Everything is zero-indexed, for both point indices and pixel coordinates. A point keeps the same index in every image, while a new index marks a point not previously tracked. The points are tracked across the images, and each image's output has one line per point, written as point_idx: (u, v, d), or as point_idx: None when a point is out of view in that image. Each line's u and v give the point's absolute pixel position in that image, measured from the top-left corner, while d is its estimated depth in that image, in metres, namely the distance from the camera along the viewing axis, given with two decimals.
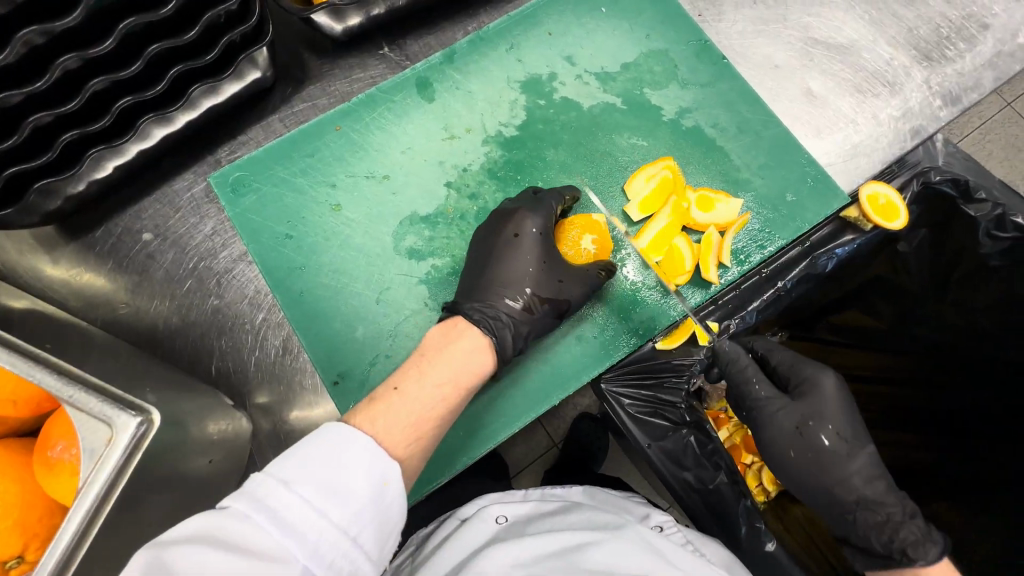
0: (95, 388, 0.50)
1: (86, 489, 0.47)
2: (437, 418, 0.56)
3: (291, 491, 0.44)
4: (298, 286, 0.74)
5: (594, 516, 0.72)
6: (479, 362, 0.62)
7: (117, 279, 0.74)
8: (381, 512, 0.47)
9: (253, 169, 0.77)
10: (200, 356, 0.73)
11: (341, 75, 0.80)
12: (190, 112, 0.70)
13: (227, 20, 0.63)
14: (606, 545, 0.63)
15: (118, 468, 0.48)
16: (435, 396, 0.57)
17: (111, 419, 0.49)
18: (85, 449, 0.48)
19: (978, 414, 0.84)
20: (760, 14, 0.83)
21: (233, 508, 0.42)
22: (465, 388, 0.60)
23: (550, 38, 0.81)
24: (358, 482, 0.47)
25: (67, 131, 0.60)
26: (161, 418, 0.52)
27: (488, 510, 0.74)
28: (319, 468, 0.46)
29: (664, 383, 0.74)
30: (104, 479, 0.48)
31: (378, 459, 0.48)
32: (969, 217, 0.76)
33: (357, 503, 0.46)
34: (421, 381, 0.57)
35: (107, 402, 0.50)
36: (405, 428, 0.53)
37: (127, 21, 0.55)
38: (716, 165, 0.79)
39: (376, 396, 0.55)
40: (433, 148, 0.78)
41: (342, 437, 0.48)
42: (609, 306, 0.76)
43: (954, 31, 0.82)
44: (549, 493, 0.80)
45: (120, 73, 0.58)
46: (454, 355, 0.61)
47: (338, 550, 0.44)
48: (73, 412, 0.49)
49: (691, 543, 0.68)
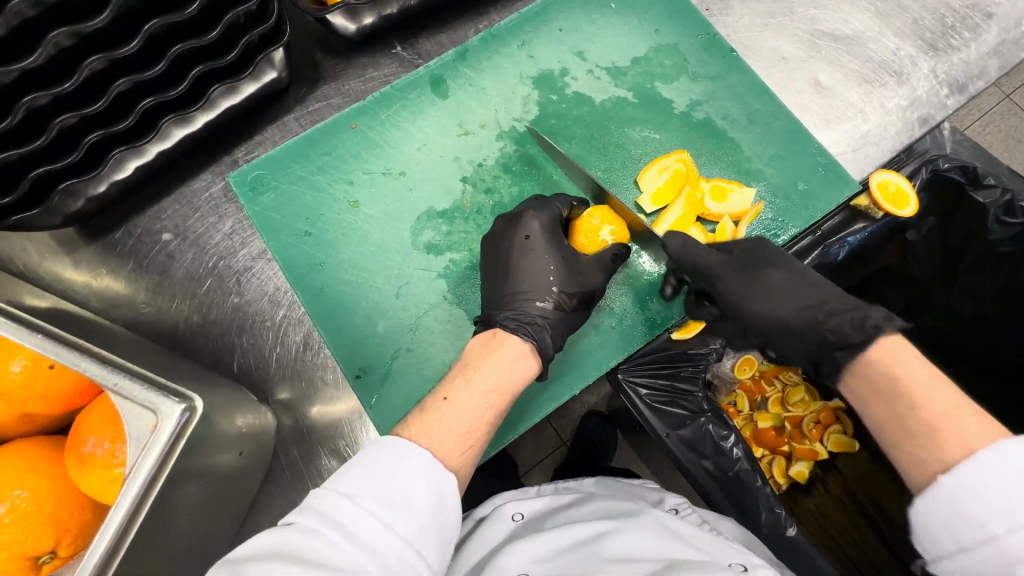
0: (138, 377, 0.51)
1: (134, 474, 0.49)
2: (485, 426, 0.56)
3: (355, 505, 0.44)
4: (318, 282, 0.75)
5: (608, 504, 0.72)
6: (523, 368, 0.62)
7: (137, 279, 0.75)
8: (440, 523, 0.48)
9: (272, 168, 0.78)
10: (222, 353, 0.74)
11: (355, 75, 0.81)
12: (209, 112, 0.71)
13: (247, 20, 0.64)
14: (625, 533, 0.64)
15: (161, 455, 0.50)
16: (484, 403, 0.57)
17: (156, 406, 0.51)
18: (132, 435, 0.50)
19: (988, 405, 0.87)
20: (766, 7, 0.84)
21: (298, 523, 0.43)
22: (510, 395, 0.60)
23: (561, 34, 0.82)
24: (417, 493, 0.47)
25: (91, 132, 0.61)
26: (203, 405, 0.54)
27: (503, 508, 0.75)
28: (380, 482, 0.47)
29: (681, 372, 0.75)
30: (151, 464, 0.49)
31: (434, 472, 0.49)
32: (979, 204, 0.77)
33: (417, 515, 0.46)
34: (468, 389, 0.58)
35: (151, 389, 0.51)
36: (458, 436, 0.54)
37: (153, 21, 0.56)
38: (727, 156, 0.80)
39: (426, 408, 0.55)
40: (448, 144, 0.78)
41: (399, 448, 0.50)
42: (626, 297, 0.77)
43: (959, 21, 0.83)
44: (563, 486, 0.82)
45: (144, 74, 0.59)
46: (499, 364, 0.61)
47: (404, 563, 0.44)
48: (117, 399, 0.50)
49: (707, 522, 0.69)
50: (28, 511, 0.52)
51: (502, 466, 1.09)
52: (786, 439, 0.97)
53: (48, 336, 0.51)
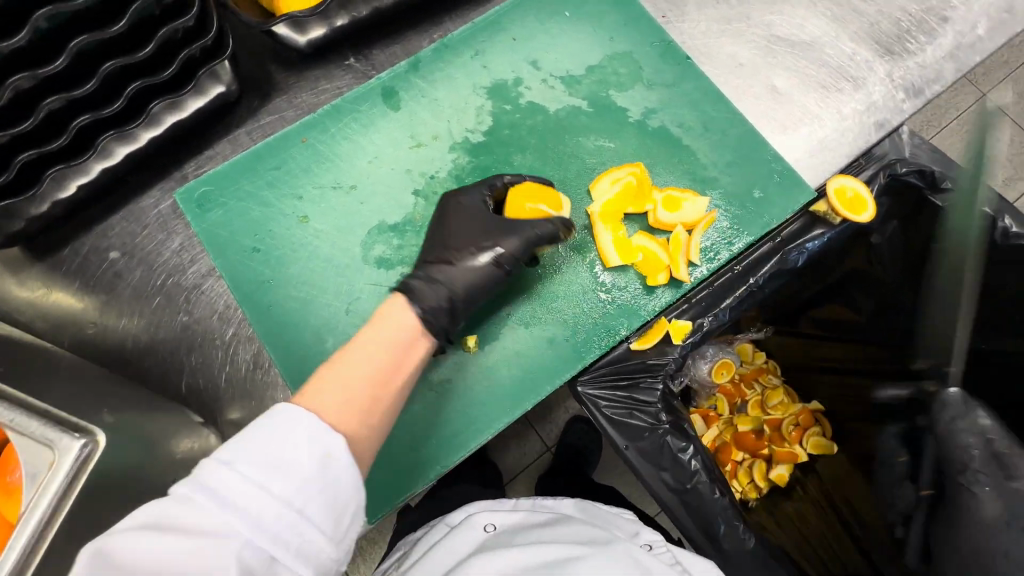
0: (36, 414, 0.51)
1: (28, 514, 0.48)
2: (376, 385, 0.55)
3: (232, 472, 0.45)
4: (265, 300, 0.74)
5: (583, 530, 0.71)
6: (420, 331, 0.62)
7: (85, 298, 0.73)
8: (325, 480, 0.47)
9: (220, 184, 0.77)
10: (171, 373, 0.72)
11: (307, 87, 0.80)
12: (153, 129, 0.70)
13: (185, 35, 0.63)
14: (591, 560, 0.63)
15: (59, 494, 0.49)
16: (369, 363, 0.56)
17: (53, 443, 0.50)
18: (28, 473, 0.50)
19: None
20: (723, 13, 0.83)
21: (177, 493, 0.44)
22: (397, 352, 0.59)
23: (515, 43, 0.81)
24: (301, 456, 0.47)
25: (24, 152, 0.60)
26: (107, 439, 0.53)
27: (475, 518, 0.74)
28: (263, 449, 0.47)
29: (640, 384, 0.74)
30: (47, 505, 0.48)
31: (322, 436, 0.48)
32: (937, 207, 0.78)
33: (297, 476, 0.46)
34: (363, 351, 0.57)
35: (49, 425, 0.50)
36: (345, 400, 0.53)
37: (80, 39, 0.55)
38: (683, 164, 0.79)
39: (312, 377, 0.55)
40: (400, 156, 0.78)
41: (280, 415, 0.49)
42: (579, 310, 0.75)
43: (914, 25, 0.82)
44: (540, 504, 0.79)
45: (73, 92, 0.58)
46: (387, 325, 0.61)
47: (282, 522, 0.45)
48: (14, 437, 0.50)
49: (679, 564, 0.68)
50: None
51: (479, 477, 1.08)
52: (766, 442, 0.98)
53: None
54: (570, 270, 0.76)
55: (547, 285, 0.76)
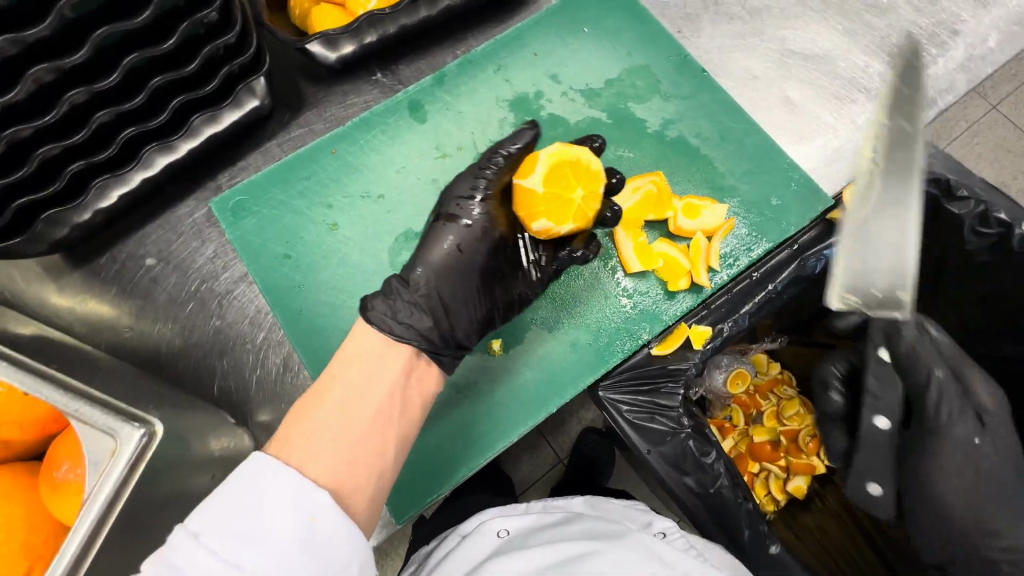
0: (100, 404, 0.52)
1: (91, 502, 0.49)
2: (355, 432, 0.55)
3: (199, 547, 0.45)
4: (296, 304, 0.76)
5: (594, 525, 0.71)
6: (397, 360, 0.62)
7: (121, 303, 0.76)
8: (309, 546, 0.47)
9: (253, 193, 0.79)
10: (203, 376, 0.74)
11: (336, 101, 0.83)
12: (191, 139, 0.73)
13: (227, 52, 0.66)
14: (607, 555, 0.63)
15: (120, 481, 0.50)
16: (341, 410, 0.55)
17: (115, 431, 0.50)
18: (90, 460, 0.50)
19: None
20: (736, 28, 0.86)
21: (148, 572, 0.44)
22: (372, 391, 0.58)
23: (536, 58, 0.84)
24: (281, 522, 0.47)
25: (73, 161, 0.63)
26: (164, 429, 0.53)
27: (488, 523, 0.74)
28: (234, 514, 0.47)
29: (660, 389, 0.74)
30: (110, 489, 0.49)
31: (305, 493, 0.48)
32: (955, 214, 0.80)
33: (274, 546, 0.46)
34: (343, 382, 0.58)
35: (110, 415, 0.51)
36: (324, 449, 0.53)
37: (132, 56, 0.57)
38: (700, 172, 0.82)
39: (286, 423, 0.55)
40: (426, 166, 0.81)
41: (245, 484, 0.48)
42: (602, 314, 0.77)
43: (926, 38, 0.84)
44: (551, 505, 0.79)
45: (124, 105, 0.60)
46: (358, 366, 0.60)
47: None
48: (79, 425, 0.51)
49: (694, 547, 0.67)
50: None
51: (494, 485, 1.08)
52: (782, 453, 0.96)
53: (14, 364, 0.53)
54: (594, 276, 0.77)
55: (569, 289, 0.77)
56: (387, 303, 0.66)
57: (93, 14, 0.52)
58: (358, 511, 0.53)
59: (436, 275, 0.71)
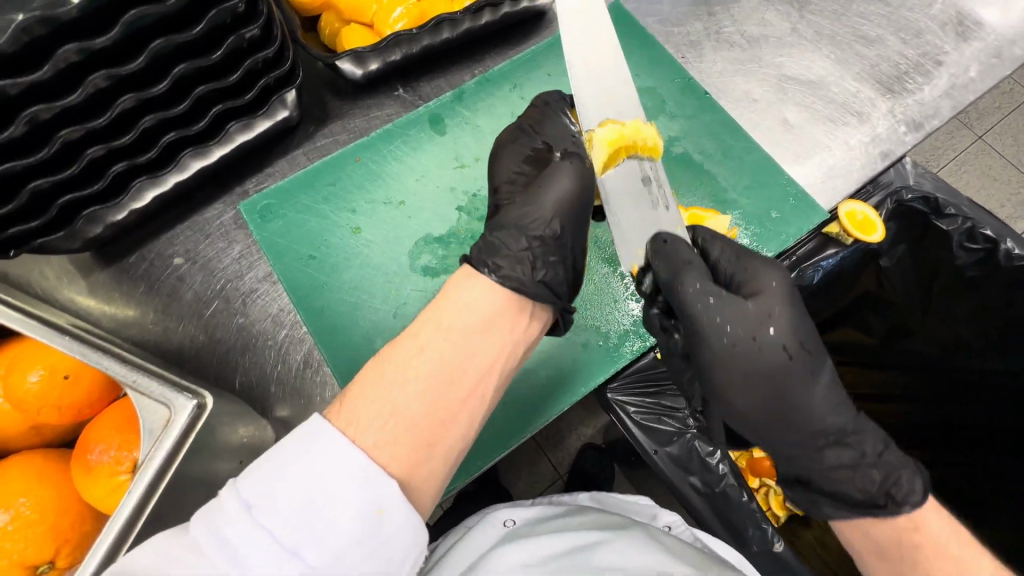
0: (153, 376, 0.57)
1: (144, 468, 0.53)
2: (433, 417, 0.53)
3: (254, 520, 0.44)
4: (319, 302, 0.81)
5: (602, 517, 0.74)
6: (486, 335, 0.59)
7: (147, 300, 0.78)
8: (374, 540, 0.46)
9: (280, 198, 0.84)
10: (224, 371, 0.77)
11: (360, 114, 0.88)
12: (225, 146, 0.77)
13: (265, 65, 0.70)
14: (615, 544, 0.65)
15: (172, 447, 0.54)
16: (421, 390, 0.54)
17: (170, 401, 0.56)
18: (146, 428, 0.55)
19: (981, 430, 0.91)
20: (735, 55, 0.92)
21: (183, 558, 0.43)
22: (456, 373, 0.56)
23: (550, 79, 0.90)
24: (348, 509, 0.46)
25: (117, 162, 0.66)
26: (213, 403, 0.59)
27: (495, 515, 0.78)
28: (280, 483, 0.46)
29: (666, 391, 0.81)
30: (163, 456, 0.54)
31: (376, 480, 0.48)
32: (943, 230, 0.84)
33: (340, 531, 0.45)
34: (427, 357, 0.55)
35: (165, 386, 0.56)
36: (400, 432, 0.51)
37: (181, 66, 0.61)
38: (704, 186, 0.88)
39: (357, 392, 0.53)
40: (446, 175, 0.86)
41: (318, 446, 0.48)
42: (610, 317, 0.81)
43: (912, 67, 0.91)
44: (556, 500, 0.84)
45: (169, 111, 0.64)
46: (444, 338, 0.57)
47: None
48: (135, 395, 0.55)
49: (700, 540, 0.75)
50: (31, 519, 0.55)
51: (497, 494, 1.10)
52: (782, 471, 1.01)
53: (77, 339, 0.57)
54: (604, 280, 0.82)
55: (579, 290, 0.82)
56: (514, 262, 0.64)
57: (152, 25, 0.57)
58: (423, 499, 0.53)
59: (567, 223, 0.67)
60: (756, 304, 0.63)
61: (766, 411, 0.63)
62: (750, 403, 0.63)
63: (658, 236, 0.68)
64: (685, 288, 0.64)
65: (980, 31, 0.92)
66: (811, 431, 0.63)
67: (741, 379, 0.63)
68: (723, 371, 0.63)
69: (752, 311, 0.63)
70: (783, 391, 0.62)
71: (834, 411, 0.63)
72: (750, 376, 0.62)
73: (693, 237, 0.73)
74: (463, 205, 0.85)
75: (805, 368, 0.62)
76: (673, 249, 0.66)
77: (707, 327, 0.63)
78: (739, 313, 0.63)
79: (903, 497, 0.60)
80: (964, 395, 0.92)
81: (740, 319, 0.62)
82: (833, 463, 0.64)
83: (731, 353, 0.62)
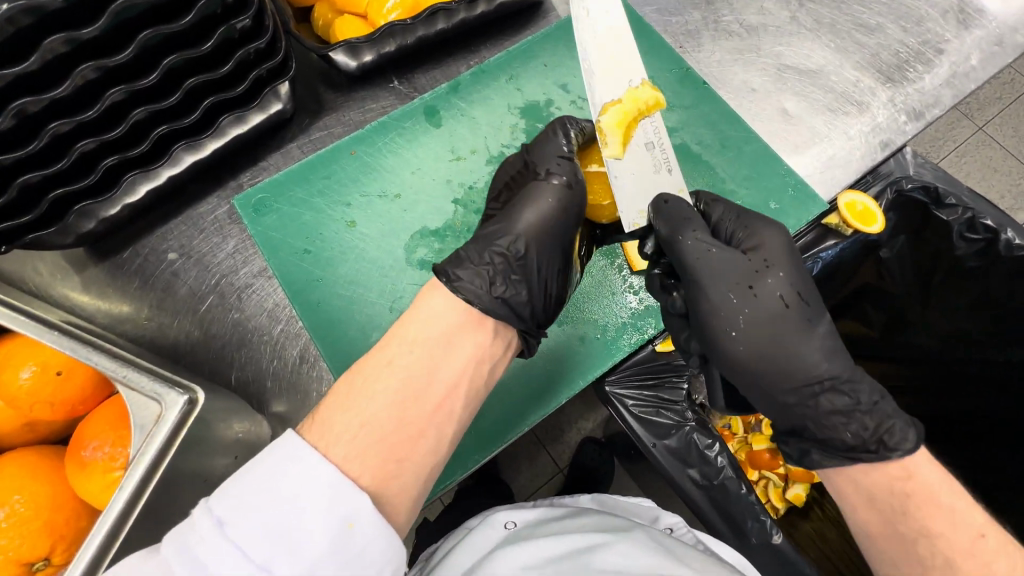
0: (145, 372, 0.56)
1: (136, 465, 0.52)
2: (404, 430, 0.54)
3: (224, 535, 0.44)
4: (315, 296, 0.80)
5: (602, 518, 0.74)
6: (454, 347, 0.60)
7: (141, 296, 0.78)
8: (346, 551, 0.46)
9: (274, 191, 0.83)
10: (220, 367, 0.76)
11: (355, 106, 0.87)
12: (217, 139, 0.76)
13: (257, 56, 0.69)
14: (617, 546, 0.65)
15: (165, 444, 0.54)
16: (391, 404, 0.54)
17: (161, 397, 0.55)
18: (136, 425, 0.54)
19: (981, 422, 0.90)
20: (734, 45, 0.91)
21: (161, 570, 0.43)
22: (425, 385, 0.56)
23: (546, 69, 0.89)
24: (318, 523, 0.46)
25: (107, 156, 0.65)
26: (205, 398, 0.58)
27: (495, 517, 0.78)
28: (251, 497, 0.46)
29: (665, 383, 0.80)
30: (154, 452, 0.53)
31: (346, 492, 0.48)
32: (943, 221, 0.84)
33: (311, 544, 0.45)
34: (397, 371, 0.56)
35: (156, 381, 0.55)
36: (371, 446, 0.51)
37: (170, 57, 0.60)
38: (703, 177, 0.87)
39: (328, 409, 0.53)
40: (442, 168, 0.86)
41: (290, 461, 0.48)
42: (609, 309, 0.80)
43: (913, 56, 0.90)
44: (559, 502, 0.84)
45: (160, 104, 0.63)
46: (412, 353, 0.58)
47: None
48: (125, 390, 0.55)
49: (701, 542, 0.74)
50: (25, 516, 0.55)
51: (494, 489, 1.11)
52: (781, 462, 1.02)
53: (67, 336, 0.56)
54: (603, 272, 0.82)
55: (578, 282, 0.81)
56: (476, 275, 0.64)
57: (140, 16, 0.56)
58: (398, 512, 0.52)
59: (535, 240, 0.68)
60: (754, 257, 0.64)
61: (761, 361, 0.63)
62: (749, 355, 0.63)
63: (661, 196, 0.67)
64: (683, 239, 0.64)
65: (982, 18, 0.90)
66: (804, 382, 0.63)
67: (739, 330, 0.63)
68: (719, 324, 0.63)
69: (749, 263, 0.64)
70: (779, 341, 0.62)
71: (828, 358, 0.63)
72: (748, 326, 0.63)
73: (695, 201, 0.75)
74: (459, 197, 0.84)
75: (801, 317, 0.63)
76: (675, 208, 0.65)
77: (705, 275, 0.64)
78: (736, 264, 0.64)
79: (894, 444, 0.59)
80: (964, 387, 0.91)
81: (734, 271, 0.64)
82: (833, 407, 0.62)
83: (728, 305, 0.63)
